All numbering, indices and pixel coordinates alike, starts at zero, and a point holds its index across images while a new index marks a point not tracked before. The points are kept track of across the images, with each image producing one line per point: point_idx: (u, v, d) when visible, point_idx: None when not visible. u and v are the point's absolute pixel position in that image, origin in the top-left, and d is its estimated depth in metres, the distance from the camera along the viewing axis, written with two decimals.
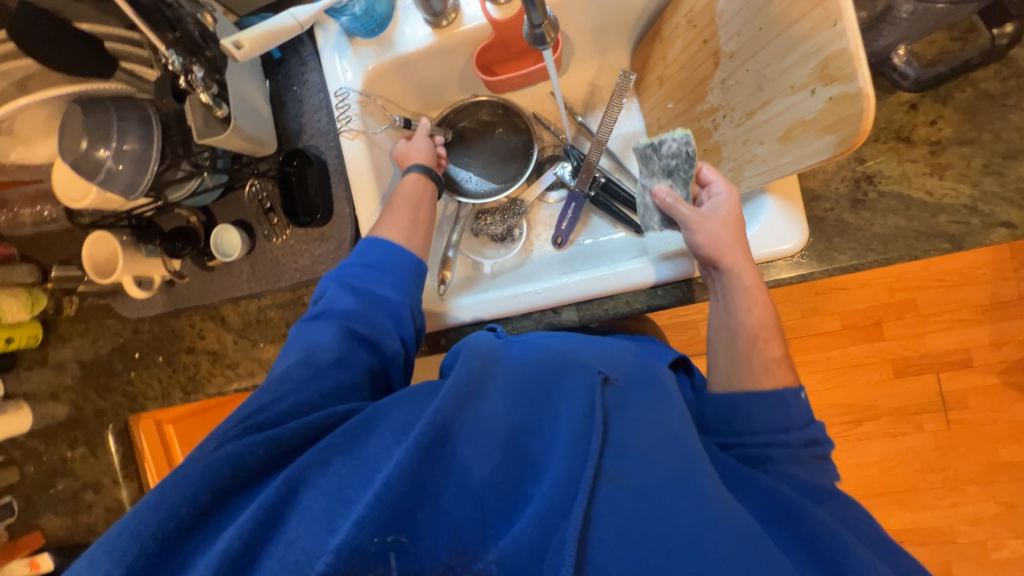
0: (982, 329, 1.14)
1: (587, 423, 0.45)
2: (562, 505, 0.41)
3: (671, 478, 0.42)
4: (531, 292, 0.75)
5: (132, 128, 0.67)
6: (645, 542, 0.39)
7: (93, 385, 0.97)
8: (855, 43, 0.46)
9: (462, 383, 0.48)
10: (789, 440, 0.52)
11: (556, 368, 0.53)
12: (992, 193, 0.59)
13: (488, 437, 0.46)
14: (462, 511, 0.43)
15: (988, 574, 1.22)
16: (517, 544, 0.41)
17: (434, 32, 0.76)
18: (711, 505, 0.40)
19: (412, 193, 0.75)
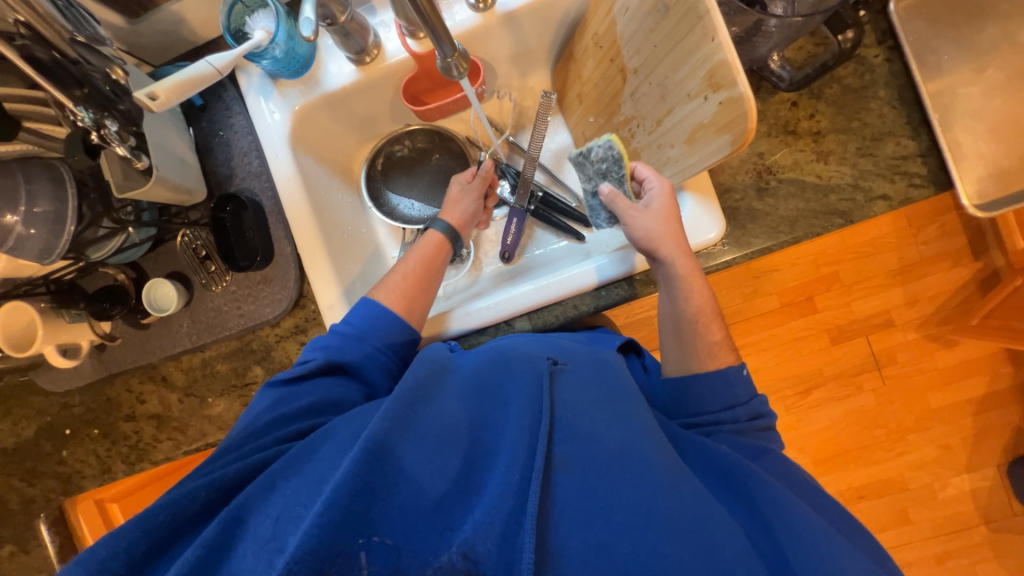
0: (896, 291, 1.25)
1: (539, 410, 0.48)
2: (521, 490, 0.43)
3: (620, 453, 0.46)
4: (485, 308, 0.77)
5: (43, 189, 0.64)
6: (601, 517, 0.42)
7: (18, 472, 0.89)
8: (731, 55, 0.52)
9: (414, 386, 0.49)
10: (735, 415, 0.59)
11: (504, 364, 0.56)
12: (869, 171, 0.68)
13: (441, 433, 0.46)
14: (417, 509, 0.42)
15: (940, 514, 1.33)
16: (475, 538, 0.41)
17: (358, 69, 0.78)
18: (657, 473, 0.45)
19: (426, 254, 0.74)
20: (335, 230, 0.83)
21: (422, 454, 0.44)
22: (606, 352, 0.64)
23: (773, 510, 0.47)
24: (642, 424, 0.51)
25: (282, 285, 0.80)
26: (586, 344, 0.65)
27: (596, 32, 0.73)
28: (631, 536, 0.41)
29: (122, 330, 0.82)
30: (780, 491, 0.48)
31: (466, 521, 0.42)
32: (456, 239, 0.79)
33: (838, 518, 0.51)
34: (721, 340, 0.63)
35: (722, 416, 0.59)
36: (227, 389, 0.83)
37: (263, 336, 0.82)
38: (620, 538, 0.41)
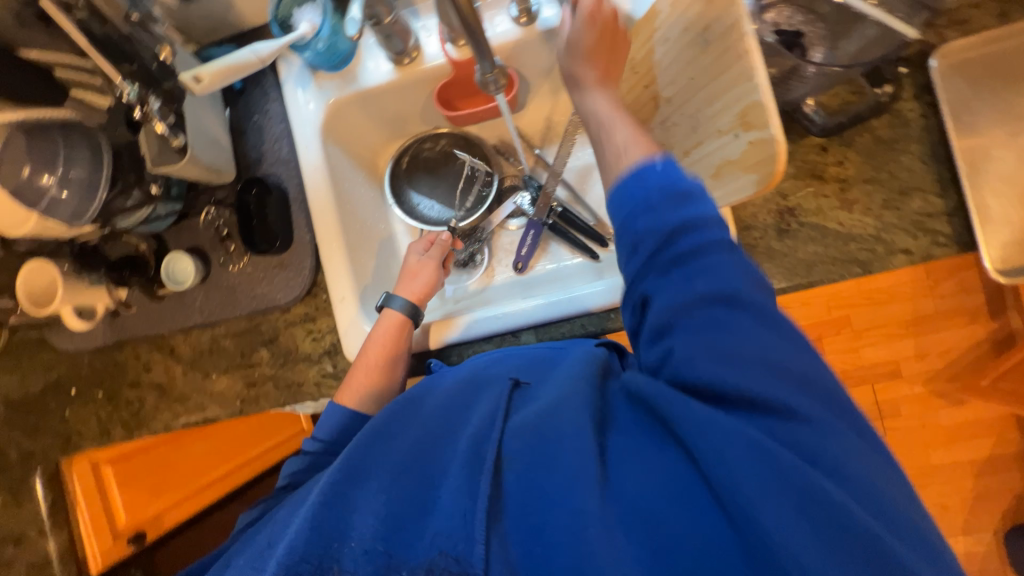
0: (907, 342, 1.23)
1: (488, 421, 0.50)
2: (465, 490, 0.45)
3: (556, 440, 0.46)
4: (493, 317, 0.78)
5: (81, 157, 0.66)
6: (543, 511, 0.43)
7: (21, 424, 0.90)
8: (766, 96, 0.52)
9: (377, 428, 0.54)
10: (661, 224, 0.49)
11: (470, 387, 0.58)
12: (893, 225, 0.67)
13: (398, 458, 0.51)
14: (376, 523, 0.46)
15: None
16: (441, 540, 0.44)
17: (396, 69, 0.79)
18: (575, 447, 0.45)
19: (382, 341, 0.74)
20: (354, 224, 0.85)
21: (380, 479, 0.49)
22: (581, 350, 0.60)
23: (682, 419, 0.42)
24: (568, 396, 0.49)
25: (297, 272, 0.81)
26: (564, 351, 0.65)
27: (633, 57, 0.74)
28: (559, 519, 0.42)
29: (137, 299, 0.83)
30: (684, 399, 0.43)
31: (428, 527, 0.45)
32: (416, 315, 0.76)
33: (795, 399, 0.42)
34: (635, 132, 0.57)
35: (634, 202, 0.50)
36: (230, 368, 0.84)
37: (272, 319, 0.83)
38: (551, 521, 0.42)
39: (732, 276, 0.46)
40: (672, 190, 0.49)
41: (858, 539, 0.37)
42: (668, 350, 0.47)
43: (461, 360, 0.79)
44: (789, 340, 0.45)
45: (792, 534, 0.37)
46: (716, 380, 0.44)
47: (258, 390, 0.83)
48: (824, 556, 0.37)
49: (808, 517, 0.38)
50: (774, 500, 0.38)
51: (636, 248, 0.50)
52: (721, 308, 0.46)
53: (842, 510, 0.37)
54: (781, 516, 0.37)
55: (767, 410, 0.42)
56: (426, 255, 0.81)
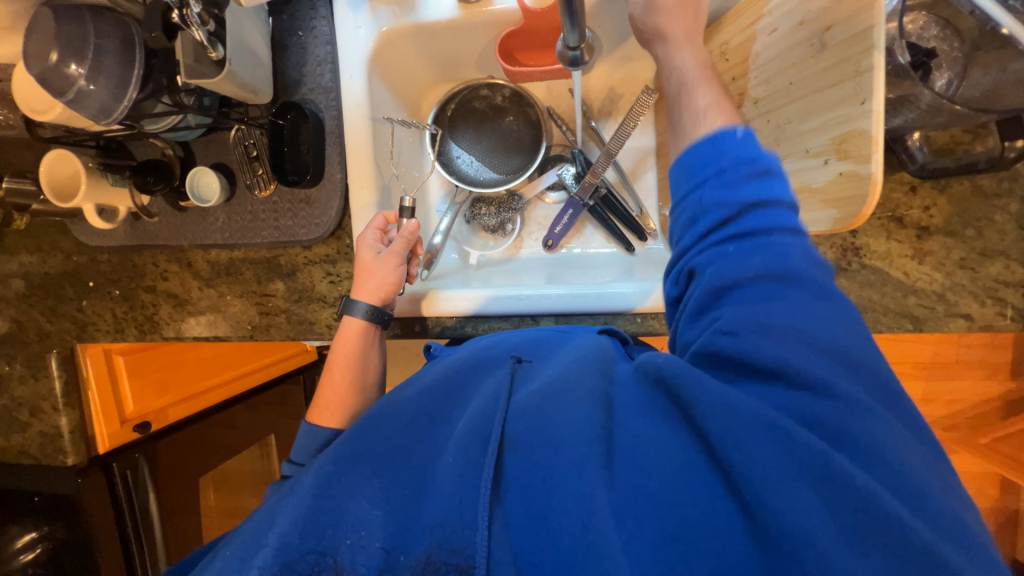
0: (919, 385, 1.39)
1: (489, 406, 0.51)
2: (465, 474, 0.46)
3: (567, 422, 0.47)
4: (517, 297, 0.76)
5: (111, 47, 0.61)
6: (549, 494, 0.44)
7: (39, 305, 0.93)
8: (877, 127, 0.46)
9: (375, 412, 0.55)
10: (722, 177, 0.49)
11: (465, 370, 0.59)
12: (962, 286, 0.62)
13: (391, 441, 0.51)
14: (374, 510, 0.46)
15: None
16: (439, 531, 0.44)
17: (460, 6, 0.71)
18: (586, 435, 0.45)
19: (342, 348, 0.72)
20: (390, 169, 0.80)
21: (373, 465, 0.49)
22: (590, 339, 0.61)
23: (700, 395, 0.43)
24: (579, 388, 0.50)
25: (324, 211, 0.78)
26: (568, 338, 0.66)
27: (727, 41, 0.65)
28: (565, 507, 0.42)
29: (160, 208, 0.82)
30: (702, 376, 0.44)
31: (425, 520, 0.45)
32: (382, 318, 0.73)
33: (835, 383, 0.42)
34: (715, 98, 0.56)
35: (704, 176, 0.50)
36: (245, 292, 0.84)
37: (292, 254, 0.81)
38: (555, 506, 0.43)
39: (792, 256, 0.46)
40: (752, 165, 0.48)
41: (881, 526, 0.36)
42: (718, 316, 0.47)
43: (476, 333, 0.78)
44: (843, 323, 0.45)
45: (805, 513, 0.37)
46: (750, 354, 0.44)
47: (270, 320, 0.83)
48: (843, 543, 0.36)
49: (822, 496, 0.38)
50: (791, 479, 0.38)
51: (697, 218, 0.50)
52: (773, 282, 0.46)
53: (870, 497, 0.37)
54: (796, 497, 0.38)
55: (797, 384, 0.43)
56: (386, 251, 0.72)
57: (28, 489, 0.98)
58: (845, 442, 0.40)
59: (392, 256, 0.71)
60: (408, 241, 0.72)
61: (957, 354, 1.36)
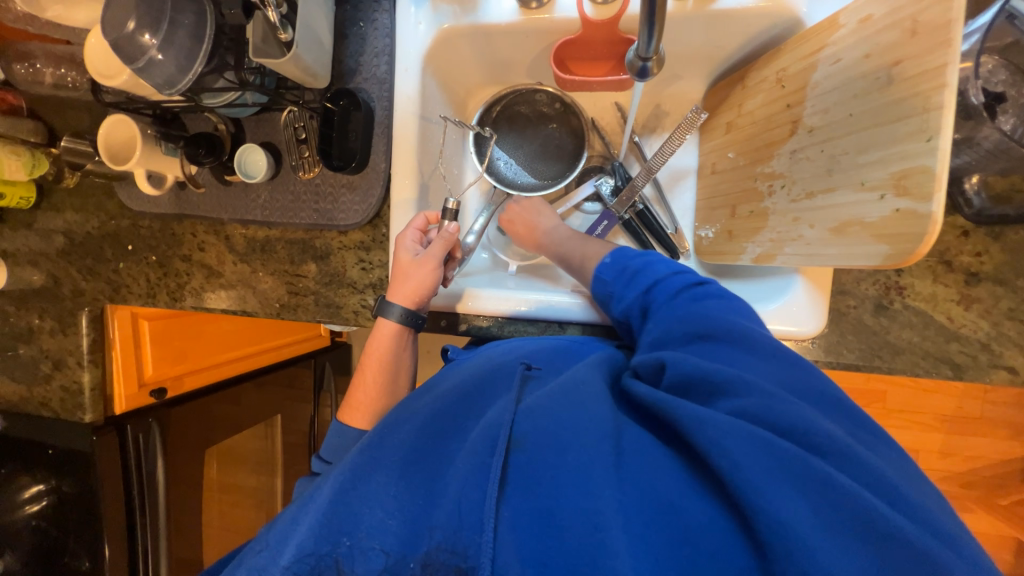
0: (934, 436, 1.35)
1: (499, 412, 0.51)
2: (475, 471, 0.45)
3: (571, 424, 0.48)
4: (546, 304, 0.76)
5: (185, 22, 0.63)
6: (557, 500, 0.43)
7: (77, 263, 0.95)
8: (941, 165, 0.45)
9: (388, 422, 0.56)
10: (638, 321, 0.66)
11: (481, 378, 0.60)
12: (1008, 337, 0.60)
13: (404, 445, 0.51)
14: (388, 520, 0.44)
15: None
16: (439, 533, 0.42)
17: (521, 11, 0.72)
18: (589, 439, 0.46)
19: (381, 350, 0.74)
20: (430, 163, 0.81)
21: (388, 468, 0.48)
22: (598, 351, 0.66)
23: (682, 412, 0.45)
24: (582, 395, 0.52)
25: (364, 198, 0.79)
26: (580, 352, 0.67)
27: (785, 68, 0.66)
28: (575, 512, 0.41)
29: (206, 180, 0.83)
30: (680, 401, 0.46)
31: (431, 521, 0.43)
32: (414, 320, 0.74)
33: (785, 399, 0.45)
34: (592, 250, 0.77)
35: (607, 299, 0.71)
36: (278, 271, 0.85)
37: (328, 238, 0.83)
38: (563, 509, 0.42)
39: (710, 317, 0.55)
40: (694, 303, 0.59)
41: (880, 537, 0.37)
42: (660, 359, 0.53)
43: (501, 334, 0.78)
44: (778, 359, 0.50)
45: (805, 524, 0.37)
46: (704, 376, 0.49)
47: (298, 300, 0.84)
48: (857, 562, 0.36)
49: (824, 512, 0.38)
50: (780, 482, 0.39)
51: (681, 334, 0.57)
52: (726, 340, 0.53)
53: (855, 501, 0.38)
54: (795, 509, 0.38)
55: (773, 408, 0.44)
56: (424, 253, 0.73)
57: (42, 442, 1.00)
58: (820, 445, 0.42)
59: (431, 256, 0.72)
60: (447, 243, 0.73)
61: (980, 409, 1.32)
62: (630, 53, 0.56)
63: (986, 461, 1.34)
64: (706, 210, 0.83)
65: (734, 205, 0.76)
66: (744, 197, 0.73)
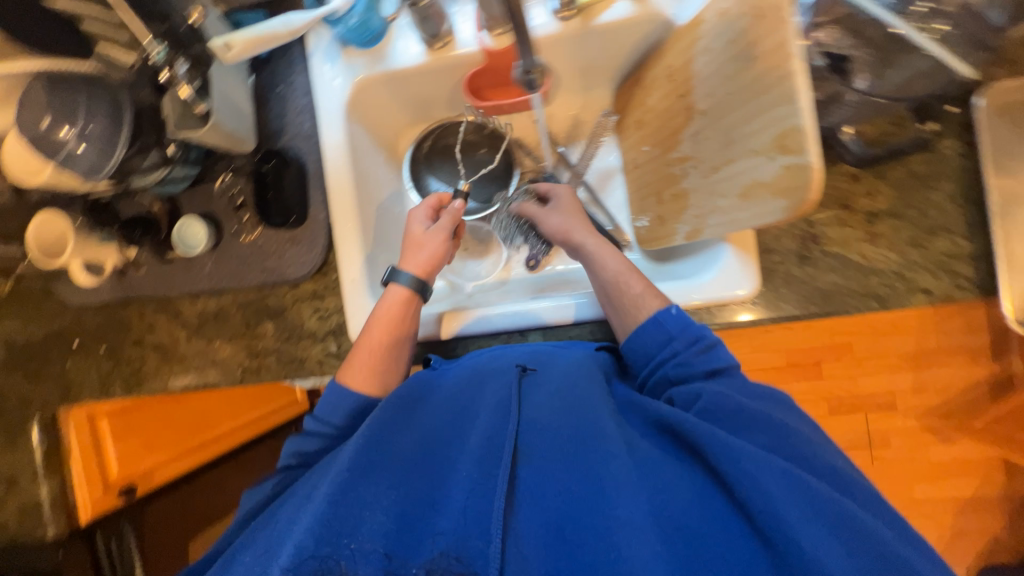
0: (909, 377, 1.30)
1: (498, 421, 0.53)
2: (480, 485, 0.48)
3: (578, 435, 0.51)
4: (501, 315, 0.78)
5: (100, 111, 0.65)
6: (566, 510, 0.47)
7: (21, 371, 0.91)
8: (808, 122, 0.51)
9: (383, 414, 0.55)
10: (675, 347, 0.63)
11: (473, 382, 0.60)
12: (917, 263, 0.66)
13: (405, 452, 0.51)
14: (388, 521, 0.45)
15: None
16: (445, 540, 0.45)
17: (427, 52, 0.77)
18: (601, 451, 0.49)
19: (388, 315, 0.72)
20: (370, 205, 0.84)
21: (386, 473, 0.49)
22: (579, 352, 0.67)
23: (709, 439, 0.49)
24: (586, 403, 0.55)
25: (309, 249, 0.80)
26: (565, 350, 0.68)
27: (672, 65, 0.73)
28: (584, 520, 0.45)
29: (146, 260, 0.83)
30: (710, 428, 0.49)
31: (434, 529, 0.46)
32: (422, 291, 0.74)
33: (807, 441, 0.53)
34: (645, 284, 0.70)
35: (664, 356, 0.64)
36: (234, 337, 0.84)
37: (280, 293, 0.83)
38: (572, 519, 0.46)
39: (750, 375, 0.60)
40: (699, 342, 0.63)
41: (878, 550, 0.42)
42: (699, 392, 0.57)
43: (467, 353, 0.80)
44: (798, 415, 0.57)
45: (823, 546, 0.41)
46: (738, 412, 0.54)
47: (259, 362, 0.83)
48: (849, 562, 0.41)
49: (833, 528, 0.43)
50: (777, 484, 0.45)
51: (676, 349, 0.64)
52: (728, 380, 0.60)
53: (858, 523, 0.43)
54: (812, 531, 0.42)
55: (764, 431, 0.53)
56: (435, 226, 0.77)
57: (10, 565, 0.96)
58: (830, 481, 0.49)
59: (441, 228, 0.76)
60: (455, 218, 0.77)
61: None
62: (517, 70, 0.62)
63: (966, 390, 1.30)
64: (638, 202, 0.88)
65: (659, 192, 0.81)
66: (666, 182, 0.79)
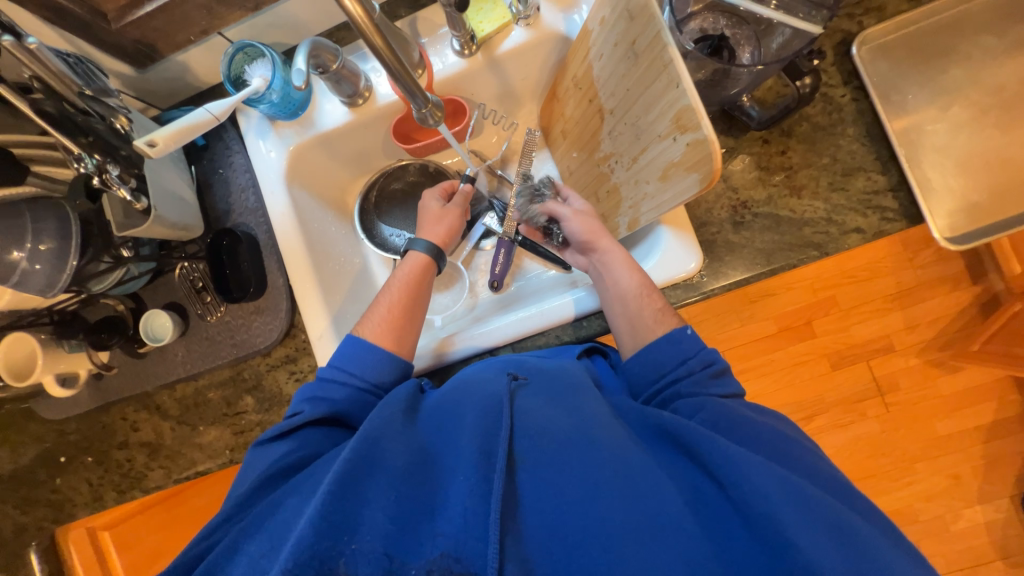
0: (895, 316, 1.11)
1: (493, 423, 0.52)
2: (478, 487, 0.47)
3: (576, 437, 0.50)
4: (496, 326, 0.80)
5: (49, 228, 0.67)
6: (564, 511, 0.46)
7: (11, 499, 0.90)
8: (695, 100, 0.55)
9: (382, 424, 0.53)
10: (689, 367, 0.60)
11: (463, 389, 0.59)
12: (842, 206, 0.70)
13: (401, 458, 0.50)
14: (388, 524, 0.45)
15: (959, 550, 1.19)
16: (446, 542, 0.45)
17: (351, 110, 0.82)
18: (599, 452, 0.49)
19: (408, 275, 0.75)
20: (326, 261, 0.86)
21: (382, 480, 0.48)
22: (565, 359, 0.67)
23: (710, 446, 0.49)
24: (584, 411, 0.54)
25: (274, 316, 0.82)
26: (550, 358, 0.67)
27: (576, 75, 0.78)
28: (580, 520, 0.45)
29: (118, 359, 0.84)
30: (713, 437, 0.49)
31: (434, 530, 0.46)
32: (438, 257, 0.79)
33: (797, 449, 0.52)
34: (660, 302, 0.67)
35: (678, 373, 0.61)
36: (218, 418, 0.84)
37: (254, 365, 0.84)
38: (570, 519, 0.45)
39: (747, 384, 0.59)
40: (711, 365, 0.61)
41: (863, 553, 0.43)
42: (701, 403, 0.56)
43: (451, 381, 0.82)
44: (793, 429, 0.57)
45: (814, 544, 0.42)
46: (736, 422, 0.54)
47: (246, 438, 0.83)
48: (835, 560, 0.41)
49: (824, 529, 0.43)
50: (775, 486, 0.45)
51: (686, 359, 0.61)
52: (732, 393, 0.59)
53: (846, 525, 0.44)
54: (806, 528, 0.43)
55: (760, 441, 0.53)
56: (449, 204, 0.84)
57: None
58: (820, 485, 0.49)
59: (452, 208, 0.83)
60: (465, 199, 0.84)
61: None
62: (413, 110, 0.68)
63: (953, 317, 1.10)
64: None
65: (595, 191, 0.84)
66: (598, 181, 0.82)
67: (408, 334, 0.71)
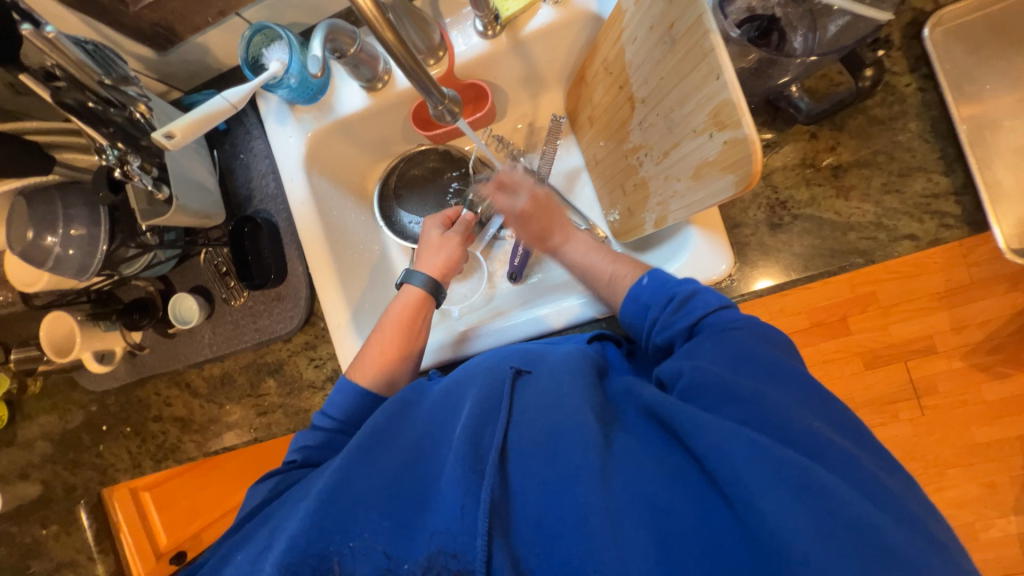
0: (942, 316, 0.94)
1: (486, 416, 0.51)
2: (463, 482, 0.46)
3: (562, 432, 0.48)
4: (512, 326, 0.79)
5: (80, 214, 0.70)
6: (550, 510, 0.45)
7: (61, 461, 0.96)
8: (736, 94, 0.50)
9: (375, 428, 0.55)
10: (652, 310, 0.62)
11: (461, 381, 0.59)
12: (894, 210, 0.63)
13: (395, 457, 0.52)
14: (382, 522, 0.47)
15: (982, 558, 1.14)
16: (439, 538, 0.45)
17: (370, 95, 0.80)
18: (584, 447, 0.46)
19: (400, 312, 0.76)
20: (345, 249, 0.86)
21: (378, 479, 0.50)
22: (571, 347, 0.63)
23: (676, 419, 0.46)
24: (572, 398, 0.51)
25: (294, 303, 0.83)
26: (557, 347, 0.65)
27: (606, 59, 0.72)
28: (565, 519, 0.44)
29: (150, 339, 0.88)
30: (706, 424, 0.44)
31: (429, 526, 0.46)
32: (436, 291, 0.79)
33: (788, 407, 0.46)
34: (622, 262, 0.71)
35: (648, 325, 0.62)
36: (242, 399, 0.87)
37: (276, 349, 0.86)
38: (555, 518, 0.44)
39: (735, 340, 0.52)
40: (672, 300, 0.60)
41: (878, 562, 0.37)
42: (681, 369, 0.52)
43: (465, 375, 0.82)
44: (797, 381, 0.49)
45: (796, 527, 0.38)
46: (716, 387, 0.48)
47: (268, 418, 0.86)
48: (824, 541, 0.37)
49: (833, 537, 0.38)
50: (769, 485, 0.40)
51: (672, 299, 0.60)
52: (753, 348, 0.51)
53: (832, 498, 0.39)
54: (782, 503, 0.39)
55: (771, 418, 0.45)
56: (448, 234, 0.84)
57: None
58: (809, 451, 0.43)
59: (451, 240, 0.83)
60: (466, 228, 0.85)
61: None
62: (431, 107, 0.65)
63: (1005, 319, 0.94)
64: (607, 196, 0.86)
65: (622, 183, 0.80)
66: (626, 174, 0.78)
67: (399, 371, 0.72)
